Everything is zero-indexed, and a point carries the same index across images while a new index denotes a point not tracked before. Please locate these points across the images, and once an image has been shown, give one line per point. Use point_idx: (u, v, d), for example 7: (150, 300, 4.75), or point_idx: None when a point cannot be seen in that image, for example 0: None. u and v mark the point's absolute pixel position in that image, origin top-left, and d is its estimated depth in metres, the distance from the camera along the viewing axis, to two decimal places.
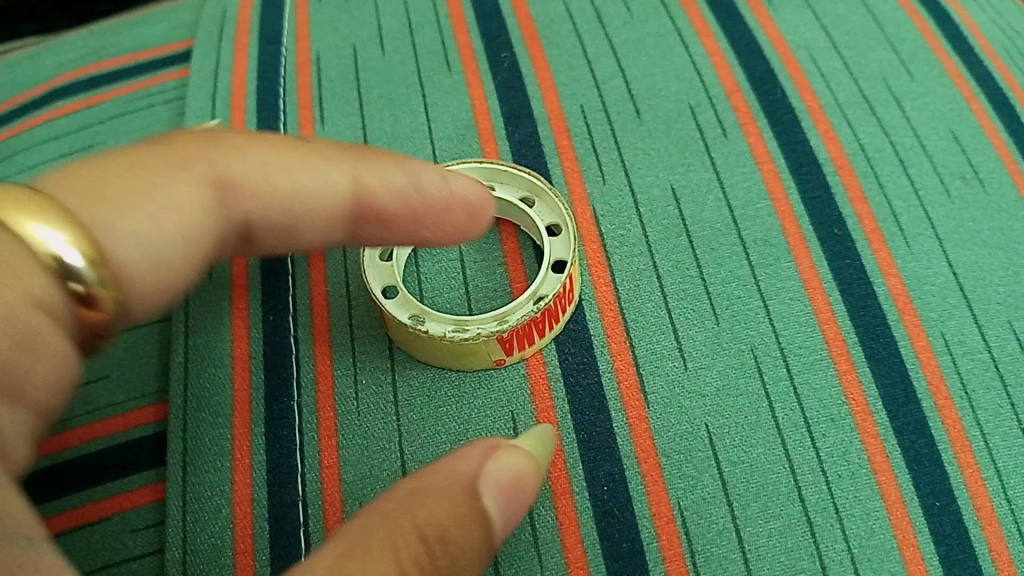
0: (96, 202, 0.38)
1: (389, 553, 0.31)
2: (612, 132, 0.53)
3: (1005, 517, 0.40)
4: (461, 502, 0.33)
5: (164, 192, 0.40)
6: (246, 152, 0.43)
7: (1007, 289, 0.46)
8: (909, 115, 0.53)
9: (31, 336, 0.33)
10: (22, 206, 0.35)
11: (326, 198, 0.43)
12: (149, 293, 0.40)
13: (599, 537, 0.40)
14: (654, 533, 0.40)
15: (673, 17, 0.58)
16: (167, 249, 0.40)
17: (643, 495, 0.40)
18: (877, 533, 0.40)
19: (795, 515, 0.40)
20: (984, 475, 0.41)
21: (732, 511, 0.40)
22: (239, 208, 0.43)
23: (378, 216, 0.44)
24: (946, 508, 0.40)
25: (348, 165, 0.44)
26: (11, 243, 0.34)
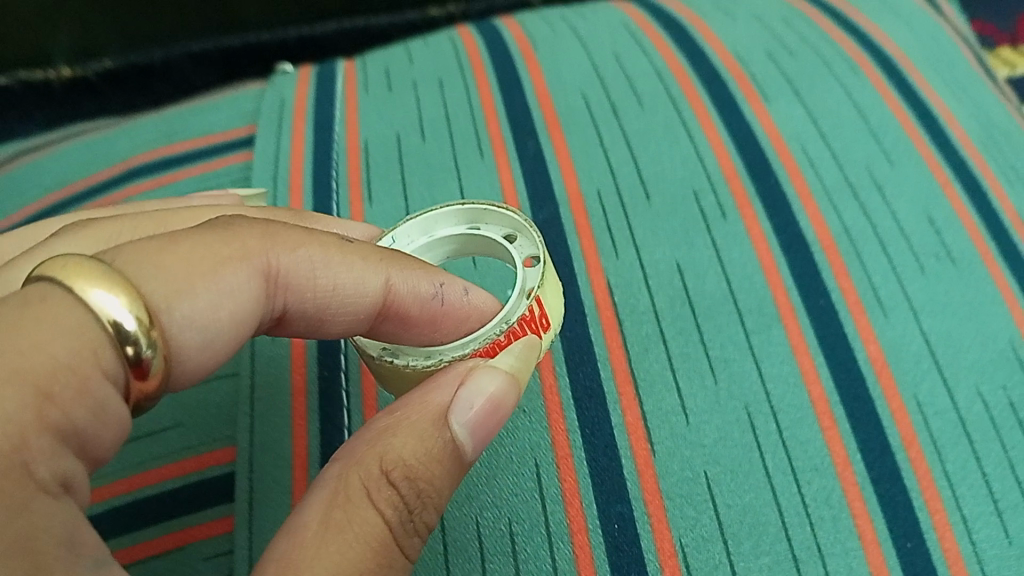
0: (184, 285, 0.28)
1: (364, 501, 0.28)
2: (627, 217, 0.50)
3: (970, 558, 0.38)
4: (431, 437, 0.30)
5: (228, 277, 0.29)
6: (297, 247, 0.31)
7: (975, 354, 0.44)
8: (890, 202, 0.50)
9: (97, 405, 0.26)
10: (91, 270, 0.26)
11: (353, 301, 0.32)
12: (201, 367, 0.29)
13: (611, 569, 0.38)
14: (658, 567, 0.38)
15: (681, 113, 0.55)
16: (220, 333, 0.29)
17: (649, 532, 0.38)
18: (854, 569, 0.38)
19: (783, 551, 0.38)
20: (951, 520, 0.39)
21: (726, 547, 0.38)
22: (281, 300, 0.31)
23: (399, 325, 0.34)
24: (918, 549, 0.38)
25: (383, 261, 0.33)
26: (81, 316, 0.26)
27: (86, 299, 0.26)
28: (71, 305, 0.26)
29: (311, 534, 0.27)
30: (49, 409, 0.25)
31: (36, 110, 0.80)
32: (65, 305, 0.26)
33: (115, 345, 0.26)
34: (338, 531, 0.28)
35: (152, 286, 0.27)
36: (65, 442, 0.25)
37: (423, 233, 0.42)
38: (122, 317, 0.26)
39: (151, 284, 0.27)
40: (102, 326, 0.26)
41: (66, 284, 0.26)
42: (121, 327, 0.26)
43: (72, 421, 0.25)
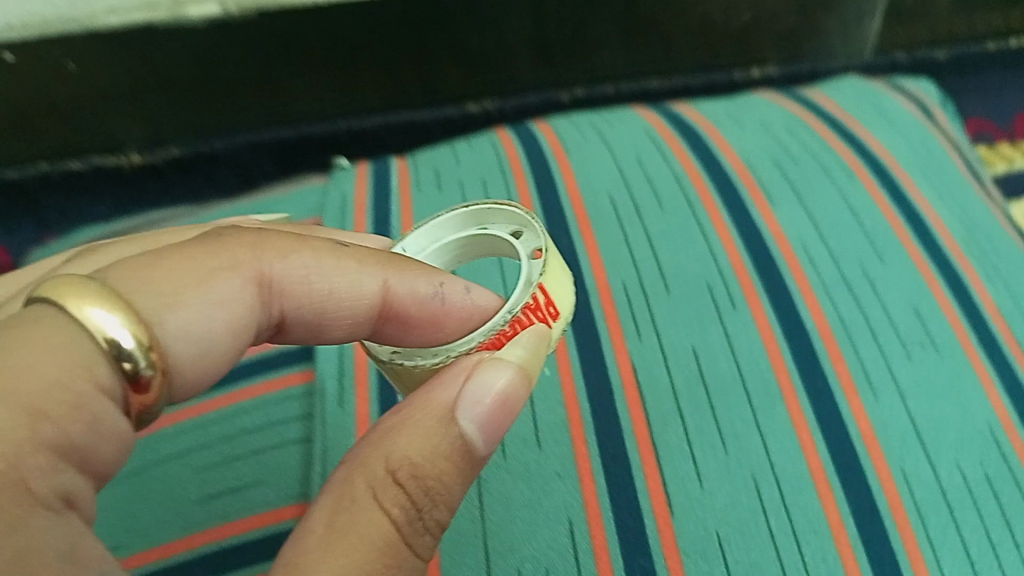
0: (174, 295, 0.28)
1: (368, 503, 0.27)
2: (646, 298, 0.47)
3: None
4: (436, 434, 0.28)
5: (219, 285, 0.29)
6: (290, 252, 0.31)
7: (957, 432, 0.41)
8: (885, 300, 0.46)
9: (93, 420, 0.26)
10: (84, 291, 0.26)
11: (350, 305, 0.32)
12: (196, 377, 0.29)
13: None
14: None
15: (693, 206, 0.52)
16: (214, 343, 0.29)
17: None
18: None
19: None
20: None
21: None
22: (277, 308, 0.31)
23: (401, 327, 0.33)
24: None
25: (379, 263, 0.33)
26: (74, 336, 0.26)
27: (75, 315, 0.26)
28: (63, 322, 0.26)
29: (315, 540, 0.26)
30: (42, 428, 0.25)
31: (108, 196, 0.79)
32: (57, 323, 0.26)
33: (108, 359, 0.26)
34: (342, 536, 0.26)
35: (143, 298, 0.27)
36: (63, 457, 0.25)
37: (433, 241, 0.41)
38: (114, 329, 0.26)
39: (142, 299, 0.27)
40: (95, 344, 0.26)
41: (59, 305, 0.26)
42: (111, 340, 0.26)
43: (69, 436, 0.25)
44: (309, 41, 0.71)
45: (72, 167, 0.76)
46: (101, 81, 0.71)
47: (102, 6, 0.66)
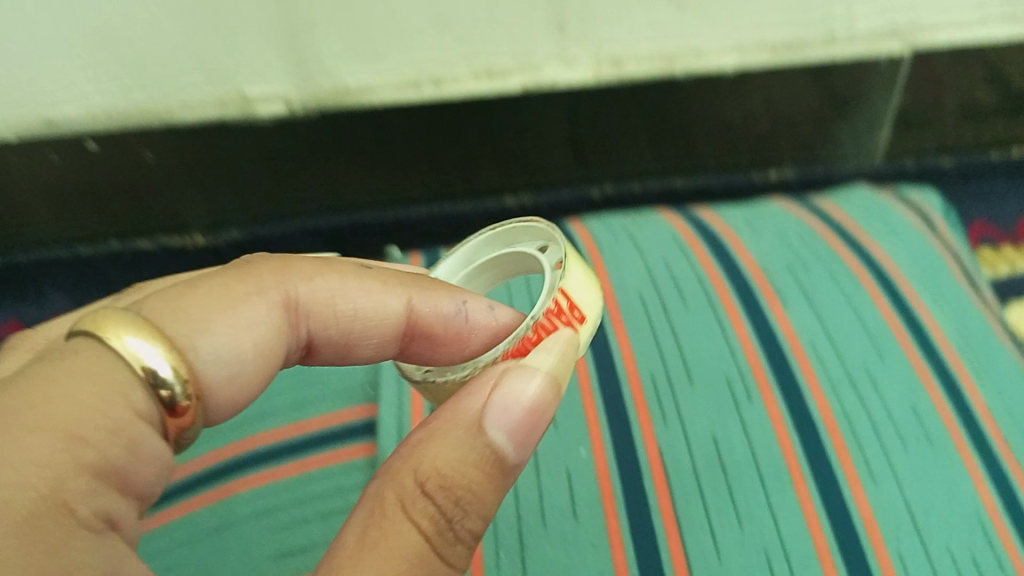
0: (201, 322, 0.29)
1: (398, 514, 0.27)
2: (669, 376, 0.46)
3: None
4: (465, 445, 0.28)
5: (245, 310, 0.30)
6: (314, 275, 0.32)
7: (950, 536, 0.39)
8: (886, 401, 0.44)
9: (132, 443, 0.27)
10: (120, 321, 0.28)
11: (375, 325, 0.33)
12: (229, 400, 0.30)
13: None
14: None
15: (710, 295, 0.50)
16: (245, 366, 0.30)
17: None
18: None
19: None
20: None
21: None
22: (304, 330, 0.32)
23: (427, 347, 0.34)
24: None
25: (402, 283, 0.33)
26: (112, 364, 0.27)
27: (109, 343, 0.27)
28: (99, 352, 0.27)
29: (346, 550, 0.26)
30: (84, 452, 0.26)
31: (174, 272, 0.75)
32: (94, 353, 0.27)
33: (142, 384, 0.27)
34: (374, 546, 0.26)
35: (172, 325, 0.28)
36: (101, 477, 0.26)
37: (465, 264, 0.42)
38: (146, 356, 0.27)
39: (174, 325, 0.28)
40: (132, 371, 0.27)
41: (98, 335, 0.27)
42: (143, 368, 0.27)
43: (107, 457, 0.26)
44: (370, 140, 0.68)
45: (141, 246, 0.74)
46: (173, 166, 0.68)
47: (177, 101, 0.63)
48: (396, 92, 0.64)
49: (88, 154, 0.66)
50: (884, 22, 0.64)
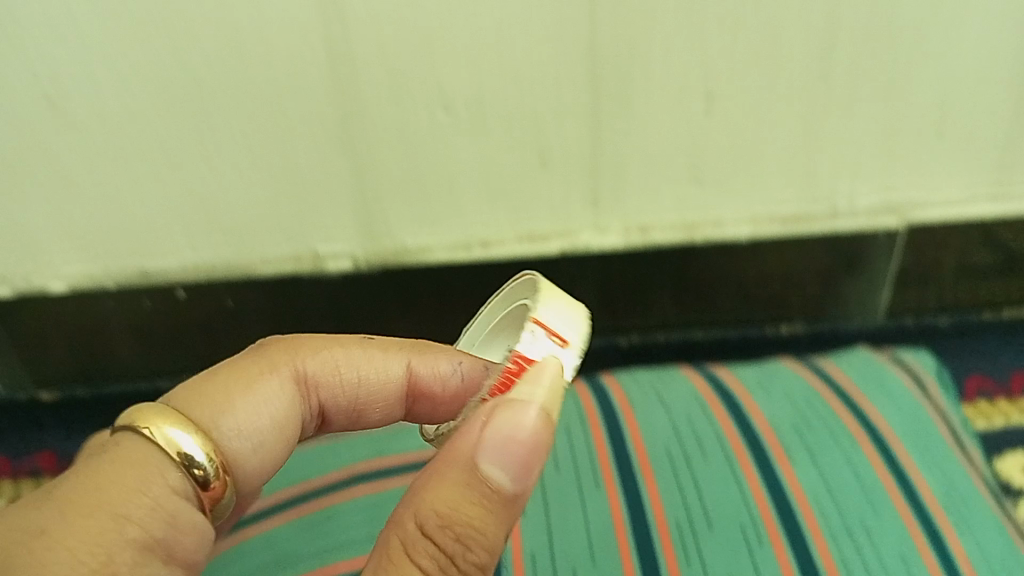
0: (223, 404, 0.33)
1: (404, 558, 0.29)
2: (689, 519, 0.47)
3: None
4: (458, 488, 0.29)
5: (260, 387, 0.34)
6: (321, 348, 0.36)
7: None
8: (884, 557, 0.44)
9: (170, 515, 0.30)
10: (154, 415, 0.32)
11: (380, 388, 0.36)
12: (256, 468, 0.34)
13: None
14: None
15: (724, 444, 0.52)
16: (265, 435, 0.34)
17: None
18: None
19: None
20: None
21: None
22: (316, 398, 0.36)
23: (429, 404, 0.37)
24: None
25: (403, 349, 0.37)
26: (148, 450, 0.31)
27: (146, 432, 0.31)
28: (137, 441, 0.31)
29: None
30: (127, 528, 0.29)
31: None
32: (132, 442, 0.31)
33: (175, 464, 0.31)
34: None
35: (198, 410, 0.32)
36: (146, 550, 0.29)
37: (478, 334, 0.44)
38: (178, 439, 0.31)
39: (200, 409, 0.32)
40: (167, 455, 0.31)
41: (135, 427, 0.31)
42: (175, 450, 0.31)
43: (151, 534, 0.30)
44: (423, 291, 0.69)
45: None
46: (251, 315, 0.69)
47: (256, 257, 0.66)
48: (449, 253, 0.67)
49: (177, 303, 0.68)
50: (880, 199, 0.67)
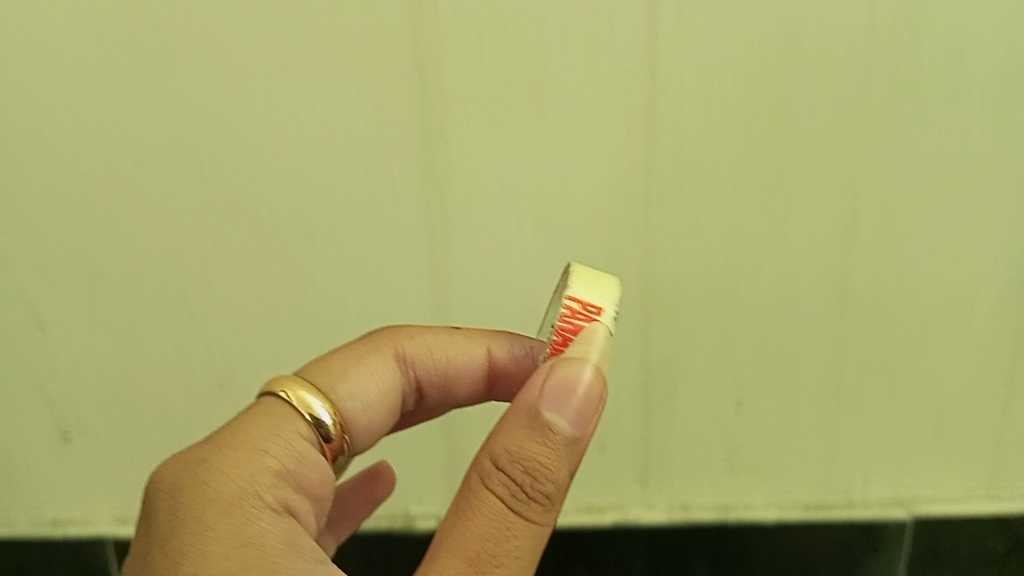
0: (340, 377, 0.41)
1: (481, 488, 0.35)
2: None
3: None
4: (527, 426, 0.36)
5: (368, 363, 0.43)
6: (415, 334, 0.45)
7: None
8: None
9: (299, 454, 0.37)
10: (288, 381, 0.40)
11: (464, 366, 0.45)
12: (365, 426, 0.42)
13: None
14: None
15: None
16: (371, 402, 0.42)
17: None
18: None
19: None
20: None
21: None
22: (413, 373, 0.44)
23: (507, 380, 0.45)
24: None
25: (484, 336, 0.45)
26: (283, 409, 0.38)
27: (280, 394, 0.39)
28: (274, 402, 0.39)
29: (447, 522, 0.36)
30: (269, 459, 0.36)
31: None
32: (272, 401, 0.39)
33: (306, 420, 0.39)
34: (469, 515, 0.35)
35: (322, 381, 0.41)
36: (280, 478, 0.36)
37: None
38: (309, 400, 0.39)
39: (321, 379, 0.41)
40: (298, 412, 0.38)
41: (272, 391, 0.39)
42: (306, 411, 0.39)
43: (283, 465, 0.36)
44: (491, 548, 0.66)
45: None
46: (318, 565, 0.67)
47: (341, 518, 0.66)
48: None
49: None
50: (891, 491, 0.65)
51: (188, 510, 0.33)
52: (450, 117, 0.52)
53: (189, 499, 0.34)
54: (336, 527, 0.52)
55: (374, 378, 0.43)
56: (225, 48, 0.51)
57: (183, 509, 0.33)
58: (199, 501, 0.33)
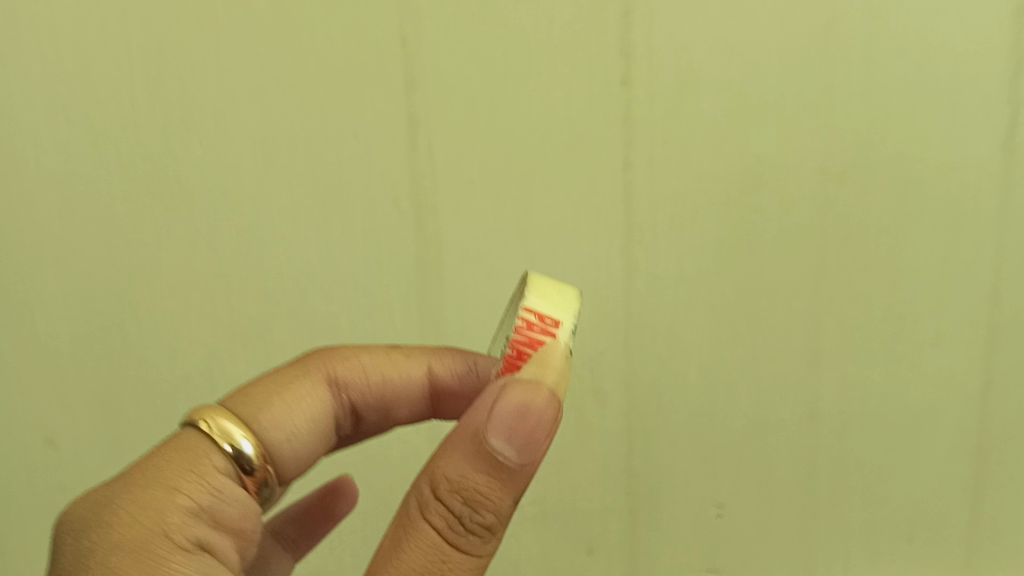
0: (267, 405, 0.40)
1: (418, 516, 0.33)
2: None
3: None
4: (471, 453, 0.33)
5: (299, 389, 0.42)
6: (350, 356, 0.46)
7: None
8: None
9: (216, 488, 0.35)
10: (212, 411, 0.38)
11: (404, 384, 0.47)
12: (296, 455, 0.41)
13: None
14: None
15: None
16: (303, 430, 0.41)
17: None
18: None
19: None
20: None
21: None
22: (348, 396, 0.45)
23: (448, 396, 0.47)
24: None
25: (423, 355, 0.47)
26: (204, 442, 0.36)
27: (200, 425, 0.37)
28: (193, 434, 0.37)
29: (383, 551, 0.33)
30: (183, 497, 0.34)
31: None
32: (192, 435, 0.37)
33: (224, 452, 0.37)
34: (406, 545, 0.33)
35: (246, 410, 0.39)
36: (196, 516, 0.34)
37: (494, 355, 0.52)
38: (230, 431, 0.37)
39: (246, 408, 0.39)
40: (217, 446, 0.37)
41: (193, 421, 0.37)
42: (227, 442, 0.37)
43: (198, 502, 0.34)
44: None
45: None
46: None
47: None
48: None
49: None
50: None
51: (96, 561, 0.32)
52: (419, 231, 0.60)
53: (98, 548, 0.32)
54: (293, 548, 0.53)
55: (307, 405, 0.42)
56: (230, 194, 0.59)
57: (92, 557, 0.32)
58: (106, 547, 0.32)
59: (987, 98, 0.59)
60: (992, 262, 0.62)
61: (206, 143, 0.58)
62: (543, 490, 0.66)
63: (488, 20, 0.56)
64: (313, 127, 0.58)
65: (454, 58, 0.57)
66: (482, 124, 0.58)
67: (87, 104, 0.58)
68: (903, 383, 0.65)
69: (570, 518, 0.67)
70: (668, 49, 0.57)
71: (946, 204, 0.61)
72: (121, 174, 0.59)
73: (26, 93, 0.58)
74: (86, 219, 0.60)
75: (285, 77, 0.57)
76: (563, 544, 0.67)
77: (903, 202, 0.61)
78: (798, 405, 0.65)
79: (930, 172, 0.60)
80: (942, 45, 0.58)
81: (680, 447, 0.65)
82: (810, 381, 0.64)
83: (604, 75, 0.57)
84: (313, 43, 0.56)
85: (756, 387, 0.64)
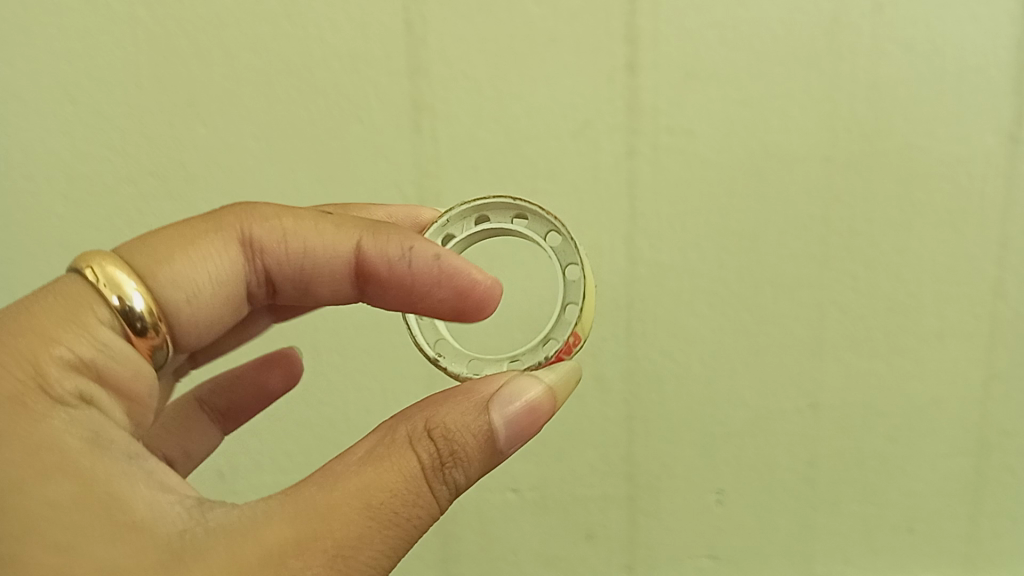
0: (167, 258, 0.36)
1: (404, 446, 0.32)
2: None
3: None
4: (473, 416, 0.33)
5: (204, 249, 0.38)
6: (270, 219, 0.40)
7: None
8: None
9: (103, 344, 0.32)
10: (102, 260, 0.34)
11: (331, 261, 0.41)
12: (194, 322, 0.37)
13: None
14: None
15: None
16: (203, 298, 0.37)
17: None
18: None
19: None
20: None
21: None
22: (263, 260, 0.40)
23: (377, 282, 0.41)
24: None
25: (360, 228, 0.41)
26: (90, 294, 0.33)
27: (83, 267, 0.34)
28: (76, 281, 0.33)
29: (355, 456, 0.32)
30: (59, 349, 0.31)
31: None
32: (80, 284, 0.33)
33: (110, 304, 0.33)
34: (382, 462, 0.31)
35: (148, 251, 0.35)
36: (75, 368, 0.31)
37: (448, 239, 0.44)
38: (120, 282, 0.33)
39: (143, 260, 0.35)
40: (105, 303, 0.33)
41: (82, 270, 0.33)
42: (114, 294, 0.33)
43: (78, 354, 0.32)
44: None
45: None
46: None
47: None
48: None
49: None
50: None
51: None
52: None
53: None
54: (219, 421, 0.50)
55: (208, 267, 0.38)
56: (231, 176, 0.59)
57: None
58: None
59: (992, 91, 0.59)
60: (995, 254, 0.63)
61: (211, 127, 0.58)
62: (544, 475, 0.66)
63: (496, 9, 0.56)
64: (316, 109, 0.58)
65: (463, 47, 0.57)
66: (486, 106, 0.58)
67: (98, 91, 0.58)
68: (905, 372, 0.65)
69: (569, 504, 0.66)
70: (674, 34, 0.57)
71: (950, 194, 0.61)
72: (128, 158, 0.59)
73: (25, 70, 0.57)
74: (94, 204, 0.60)
75: (290, 59, 0.57)
76: (562, 532, 0.67)
77: (907, 194, 0.60)
78: (798, 396, 0.64)
79: (936, 162, 0.60)
80: (948, 39, 0.58)
81: (682, 434, 0.65)
82: (811, 372, 0.64)
83: (610, 58, 0.57)
84: (321, 32, 0.57)
85: (756, 378, 0.64)
